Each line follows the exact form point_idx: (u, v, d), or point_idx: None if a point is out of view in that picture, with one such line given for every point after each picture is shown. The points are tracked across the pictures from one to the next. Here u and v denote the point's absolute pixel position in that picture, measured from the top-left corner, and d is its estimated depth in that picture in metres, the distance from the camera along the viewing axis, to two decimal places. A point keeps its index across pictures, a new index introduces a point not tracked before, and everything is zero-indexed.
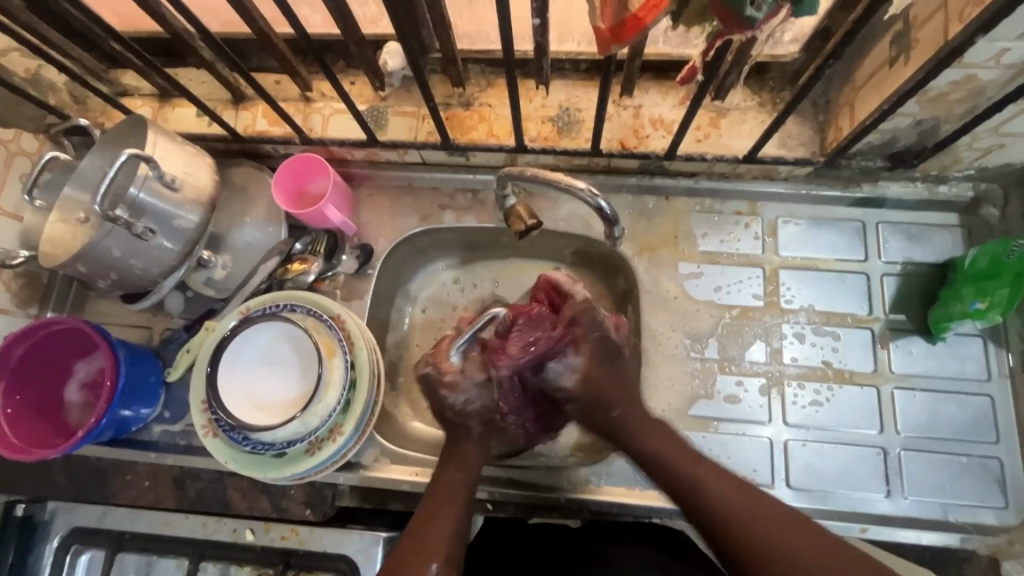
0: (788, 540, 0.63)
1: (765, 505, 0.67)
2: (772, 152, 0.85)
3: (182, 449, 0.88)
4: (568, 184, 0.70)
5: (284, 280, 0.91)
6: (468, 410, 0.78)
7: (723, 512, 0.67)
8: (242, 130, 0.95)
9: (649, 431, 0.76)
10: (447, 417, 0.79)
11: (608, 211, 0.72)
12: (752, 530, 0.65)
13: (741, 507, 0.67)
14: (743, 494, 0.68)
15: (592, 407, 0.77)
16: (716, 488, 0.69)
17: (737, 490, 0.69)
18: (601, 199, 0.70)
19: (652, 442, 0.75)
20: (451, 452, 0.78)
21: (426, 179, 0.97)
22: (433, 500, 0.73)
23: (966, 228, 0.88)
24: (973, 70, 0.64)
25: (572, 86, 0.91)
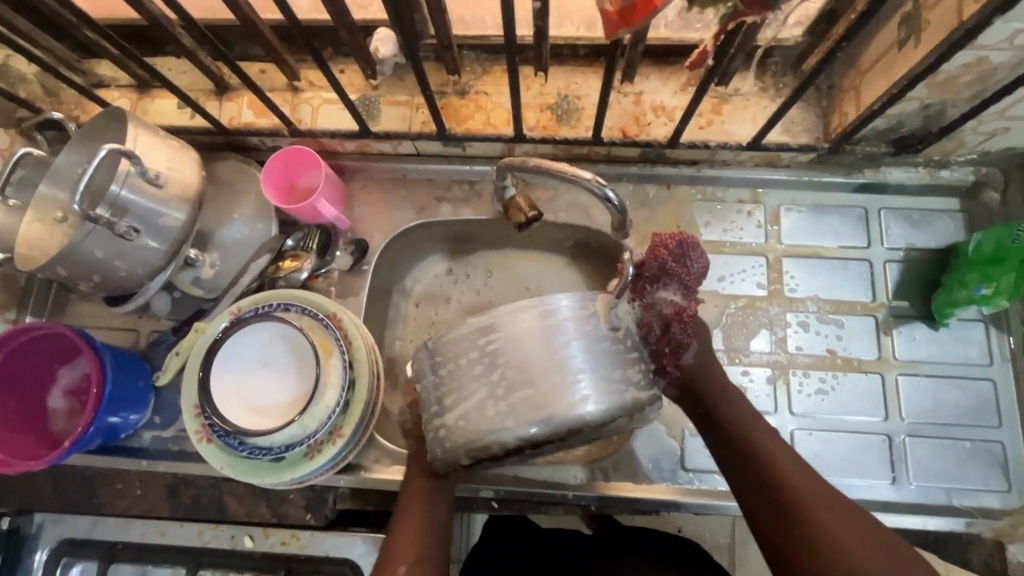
0: (793, 469, 0.67)
1: (828, 493, 0.65)
2: (775, 139, 0.84)
3: (174, 456, 0.85)
4: (574, 175, 0.66)
5: (276, 278, 0.89)
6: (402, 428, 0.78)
7: (730, 420, 0.72)
8: (227, 122, 0.91)
9: (727, 391, 0.74)
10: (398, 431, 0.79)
11: (615, 201, 0.68)
12: (799, 487, 0.65)
13: (744, 417, 0.71)
14: (745, 411, 0.73)
15: (699, 365, 0.74)
16: (726, 402, 0.73)
17: (792, 459, 0.68)
18: (608, 187, 0.66)
19: (737, 411, 0.72)
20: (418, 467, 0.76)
21: (421, 170, 0.94)
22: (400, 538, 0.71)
23: (967, 213, 0.88)
24: (985, 52, 0.63)
25: (570, 72, 0.88)
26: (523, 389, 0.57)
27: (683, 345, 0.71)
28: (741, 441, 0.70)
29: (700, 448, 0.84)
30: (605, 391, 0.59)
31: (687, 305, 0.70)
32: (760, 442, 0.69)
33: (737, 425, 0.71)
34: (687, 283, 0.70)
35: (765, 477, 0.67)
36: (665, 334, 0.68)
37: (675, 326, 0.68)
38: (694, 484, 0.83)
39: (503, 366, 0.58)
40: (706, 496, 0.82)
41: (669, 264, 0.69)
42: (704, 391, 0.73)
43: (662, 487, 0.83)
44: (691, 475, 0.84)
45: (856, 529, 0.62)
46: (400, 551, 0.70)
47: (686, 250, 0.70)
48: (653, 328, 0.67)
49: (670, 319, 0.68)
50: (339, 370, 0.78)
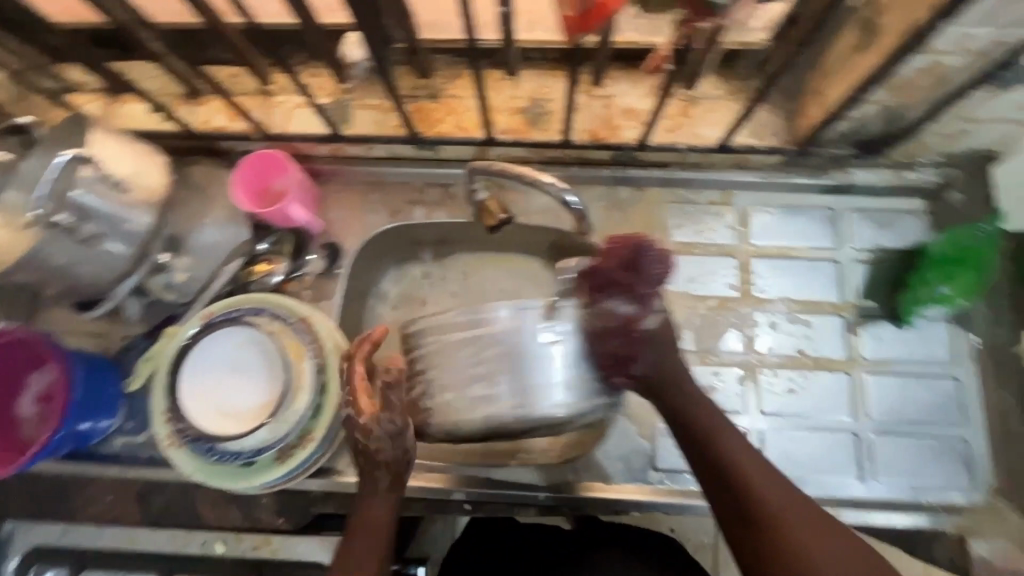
0: (760, 476, 0.64)
1: (796, 499, 0.63)
2: (743, 142, 0.85)
3: (146, 462, 0.85)
4: (535, 179, 0.71)
5: (248, 283, 0.88)
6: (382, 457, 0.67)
7: (702, 425, 0.68)
8: (199, 126, 0.92)
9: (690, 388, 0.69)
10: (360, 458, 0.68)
11: (576, 206, 0.72)
12: (766, 495, 0.63)
13: (716, 422, 0.68)
14: (714, 414, 0.69)
15: (662, 368, 0.68)
16: (697, 406, 0.69)
17: (759, 466, 0.65)
18: (568, 193, 0.71)
19: (704, 415, 0.68)
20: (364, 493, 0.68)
21: (394, 174, 0.94)
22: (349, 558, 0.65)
23: (932, 213, 0.89)
24: (937, 57, 0.64)
25: (543, 75, 0.88)
26: (490, 386, 0.65)
27: (631, 356, 0.65)
28: (707, 448, 0.67)
29: (670, 448, 0.85)
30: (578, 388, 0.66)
31: (637, 315, 0.63)
32: (727, 450, 0.66)
33: (704, 432, 0.68)
34: (638, 291, 0.63)
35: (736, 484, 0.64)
36: (610, 346, 0.64)
37: (615, 338, 0.64)
38: (665, 483, 0.84)
39: (474, 365, 0.65)
40: (674, 495, 0.83)
41: (616, 269, 0.62)
42: (671, 393, 0.69)
43: (633, 487, 0.84)
44: (661, 474, 0.85)
45: (822, 537, 0.61)
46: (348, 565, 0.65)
47: (642, 256, 0.62)
48: (597, 340, 0.64)
49: (612, 330, 0.63)
50: (309, 374, 0.78)
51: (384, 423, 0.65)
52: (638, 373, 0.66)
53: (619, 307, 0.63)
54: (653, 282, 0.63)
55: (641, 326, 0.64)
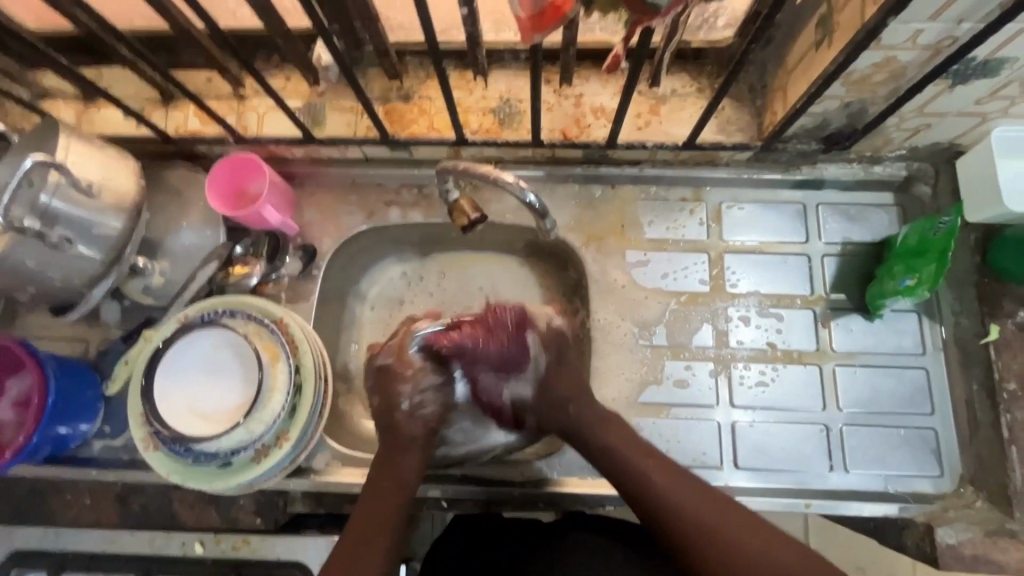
0: (686, 495, 0.69)
1: (728, 508, 0.68)
2: (711, 138, 0.86)
3: (124, 464, 0.86)
4: (497, 178, 0.73)
5: (225, 284, 0.90)
6: (420, 414, 0.76)
7: (625, 463, 0.73)
8: (173, 130, 0.91)
9: (604, 427, 0.76)
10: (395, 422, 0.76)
11: (536, 204, 0.75)
12: (698, 513, 0.67)
13: (631, 454, 0.73)
14: (635, 445, 0.74)
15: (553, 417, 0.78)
16: (618, 445, 0.74)
17: (685, 483, 0.70)
18: (528, 192, 0.73)
19: (621, 446, 0.74)
20: (387, 465, 0.74)
21: (370, 175, 0.95)
22: (361, 532, 0.70)
23: (901, 207, 0.90)
24: (891, 52, 0.65)
25: (513, 75, 0.89)
26: None
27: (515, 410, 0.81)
28: (630, 479, 0.72)
29: None
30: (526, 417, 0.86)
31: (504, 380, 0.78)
32: (651, 477, 0.71)
33: (626, 466, 0.73)
34: (494, 362, 0.76)
35: (669, 518, 0.68)
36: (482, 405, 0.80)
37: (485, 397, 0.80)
38: None
39: None
40: None
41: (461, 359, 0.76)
42: (588, 442, 0.76)
43: (607, 481, 0.84)
44: None
45: (759, 539, 0.65)
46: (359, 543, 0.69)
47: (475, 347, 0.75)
48: (472, 400, 0.80)
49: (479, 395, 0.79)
50: (285, 374, 0.79)
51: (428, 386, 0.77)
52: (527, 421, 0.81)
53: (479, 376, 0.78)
54: (513, 348, 0.76)
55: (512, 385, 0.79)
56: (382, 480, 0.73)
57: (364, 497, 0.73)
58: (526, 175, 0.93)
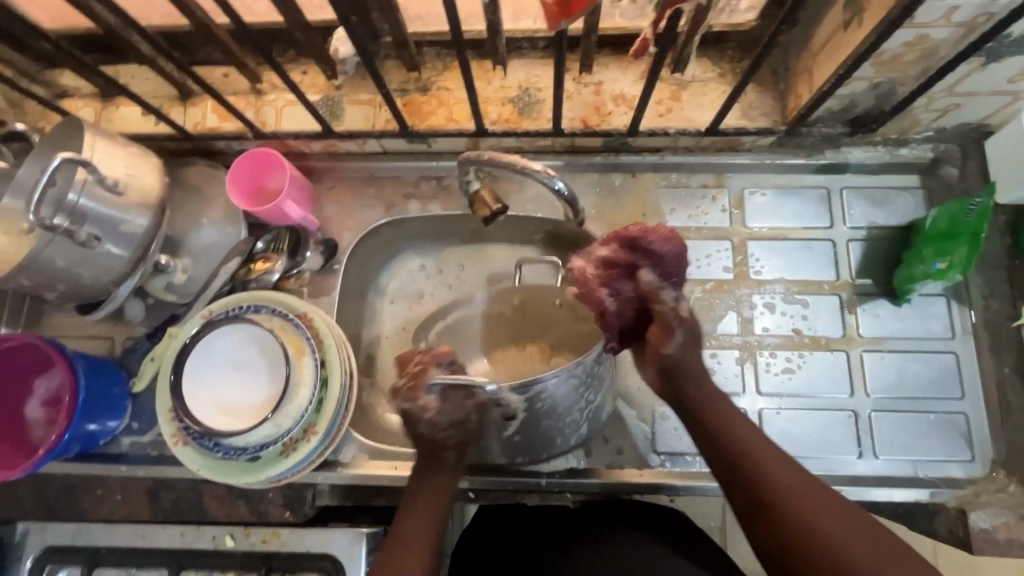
0: (769, 458, 0.65)
1: (812, 484, 0.63)
2: (734, 123, 0.85)
3: (154, 460, 0.87)
4: (524, 167, 0.73)
5: (248, 281, 0.89)
6: (446, 442, 0.73)
7: (711, 420, 0.70)
8: (192, 127, 0.91)
9: (698, 376, 0.72)
10: (423, 446, 0.74)
11: (565, 193, 0.75)
12: (778, 476, 0.64)
13: (720, 409, 0.70)
14: (723, 403, 0.71)
15: (683, 346, 0.70)
16: (708, 396, 0.71)
17: (770, 448, 0.66)
18: (557, 180, 0.73)
19: (709, 399, 0.71)
20: (424, 474, 0.74)
21: (388, 168, 0.95)
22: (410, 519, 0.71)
23: (927, 189, 0.89)
24: (924, 30, 0.64)
25: (531, 64, 0.89)
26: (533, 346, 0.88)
27: (657, 339, 0.71)
28: (711, 430, 0.69)
29: (670, 431, 0.85)
30: (580, 422, 0.79)
31: (661, 293, 0.70)
32: (734, 431, 0.68)
33: (710, 416, 0.70)
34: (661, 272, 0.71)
35: (753, 481, 0.64)
36: (602, 293, 0.70)
37: (615, 291, 0.71)
38: (666, 465, 0.84)
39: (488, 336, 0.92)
40: (678, 480, 0.82)
41: (644, 254, 0.71)
42: (681, 392, 0.71)
43: (637, 471, 0.83)
44: (662, 458, 0.84)
45: (841, 523, 0.59)
46: (409, 528, 0.70)
47: (648, 250, 0.70)
48: (592, 279, 0.71)
49: (609, 281, 0.71)
50: (312, 370, 0.79)
51: (452, 415, 0.71)
52: (670, 355, 0.71)
53: (641, 271, 0.70)
54: (677, 267, 0.71)
55: (673, 311, 0.70)
56: (407, 498, 0.74)
57: (408, 498, 0.74)
58: (545, 164, 0.93)
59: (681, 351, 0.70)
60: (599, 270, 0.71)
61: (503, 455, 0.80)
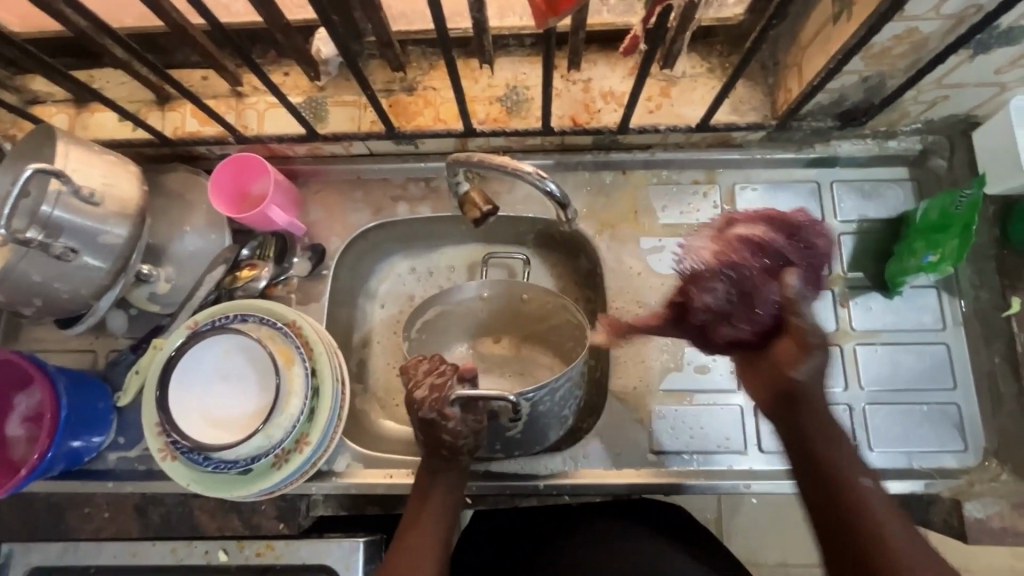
0: (884, 512, 0.59)
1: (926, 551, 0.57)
2: (724, 119, 0.85)
3: (140, 475, 0.85)
4: (516, 169, 0.71)
5: (234, 289, 0.87)
6: (462, 447, 0.71)
7: (835, 471, 0.62)
8: (171, 132, 0.89)
9: (822, 414, 0.64)
10: (440, 451, 0.72)
11: (557, 194, 0.73)
12: (891, 532, 0.58)
13: (839, 450, 0.63)
14: (841, 446, 0.64)
15: (816, 370, 0.64)
16: (827, 433, 0.64)
17: (885, 503, 0.60)
18: (547, 181, 0.71)
19: (827, 439, 0.63)
20: (434, 469, 0.73)
21: (375, 170, 0.93)
22: (417, 512, 0.71)
23: (917, 181, 0.89)
24: (914, 23, 0.64)
25: (518, 62, 0.87)
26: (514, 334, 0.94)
27: (787, 355, 0.64)
28: (822, 468, 0.62)
29: (667, 431, 0.84)
30: (565, 418, 0.81)
31: (803, 306, 0.62)
32: (848, 475, 0.61)
33: (822, 454, 0.63)
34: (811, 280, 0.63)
35: (863, 544, 0.58)
36: (739, 285, 0.64)
37: (757, 286, 0.63)
38: (663, 465, 0.83)
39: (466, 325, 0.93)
40: (676, 478, 0.81)
41: (796, 255, 0.63)
42: (800, 423, 0.64)
43: (631, 471, 0.82)
44: (659, 457, 0.83)
45: None
46: (420, 521, 0.70)
47: (801, 247, 0.64)
48: (731, 265, 0.64)
49: (749, 275, 0.63)
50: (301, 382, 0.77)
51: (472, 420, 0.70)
52: (794, 378, 0.64)
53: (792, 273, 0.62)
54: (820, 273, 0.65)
55: (811, 328, 0.62)
56: (417, 496, 0.73)
57: (418, 488, 0.73)
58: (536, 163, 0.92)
59: (807, 375, 0.64)
60: (745, 263, 0.64)
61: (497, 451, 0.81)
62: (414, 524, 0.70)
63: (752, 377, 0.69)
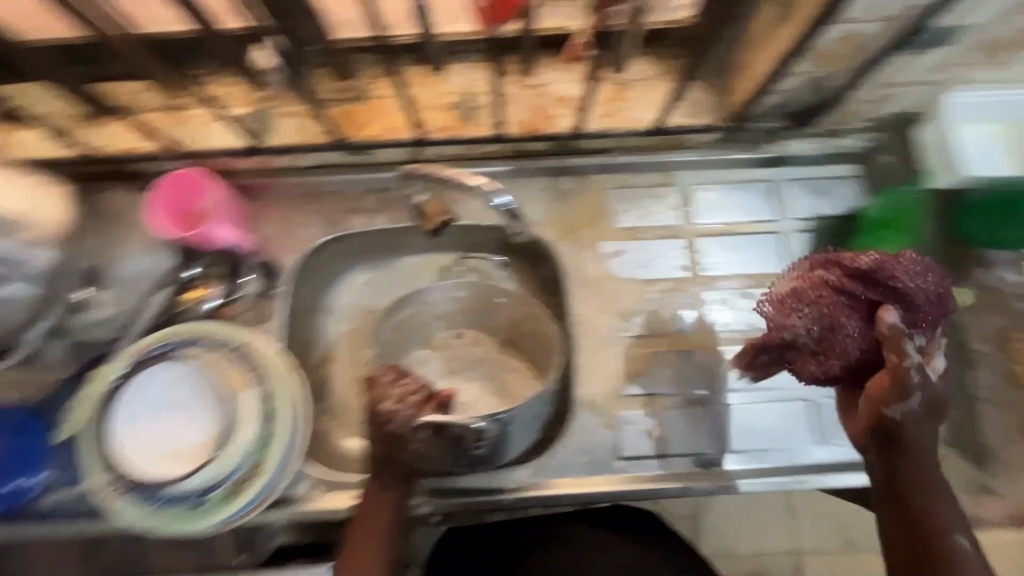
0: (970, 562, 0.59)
1: None
2: (678, 122, 0.90)
3: (82, 515, 0.79)
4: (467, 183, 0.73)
5: (180, 312, 0.82)
6: (416, 467, 0.71)
7: (920, 511, 0.61)
8: (105, 146, 0.86)
9: (924, 459, 0.63)
10: (399, 471, 0.71)
11: (509, 208, 0.74)
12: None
13: (933, 493, 0.62)
14: (937, 491, 0.62)
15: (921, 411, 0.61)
16: (924, 477, 0.62)
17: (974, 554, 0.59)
18: (501, 195, 0.73)
19: (926, 481, 0.62)
20: (380, 481, 0.72)
21: (329, 182, 0.89)
22: (361, 528, 0.70)
23: (865, 177, 0.90)
24: (855, 25, 0.65)
25: (471, 70, 0.90)
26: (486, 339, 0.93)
27: (883, 392, 0.61)
28: (914, 507, 0.61)
29: (632, 436, 0.82)
30: (528, 430, 0.80)
31: (903, 339, 0.58)
32: (941, 517, 0.61)
33: (918, 493, 0.62)
34: (910, 319, 0.65)
35: None
36: (823, 319, 0.67)
37: (843, 320, 0.66)
38: (630, 471, 0.80)
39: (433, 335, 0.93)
40: (645, 481, 0.79)
41: (897, 291, 0.64)
42: (898, 464, 0.63)
43: (602, 478, 0.80)
44: (627, 462, 0.81)
45: None
46: (364, 530, 0.70)
47: (903, 285, 0.65)
48: (815, 297, 0.68)
49: (839, 307, 0.66)
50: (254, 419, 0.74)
51: (433, 446, 0.69)
52: (891, 418, 0.61)
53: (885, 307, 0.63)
54: (934, 318, 0.65)
55: (914, 368, 0.58)
56: (364, 502, 0.72)
57: (360, 500, 0.72)
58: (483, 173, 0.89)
59: (908, 415, 0.61)
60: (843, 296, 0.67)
61: (459, 467, 0.76)
62: (357, 538, 0.70)
63: (852, 423, 0.67)
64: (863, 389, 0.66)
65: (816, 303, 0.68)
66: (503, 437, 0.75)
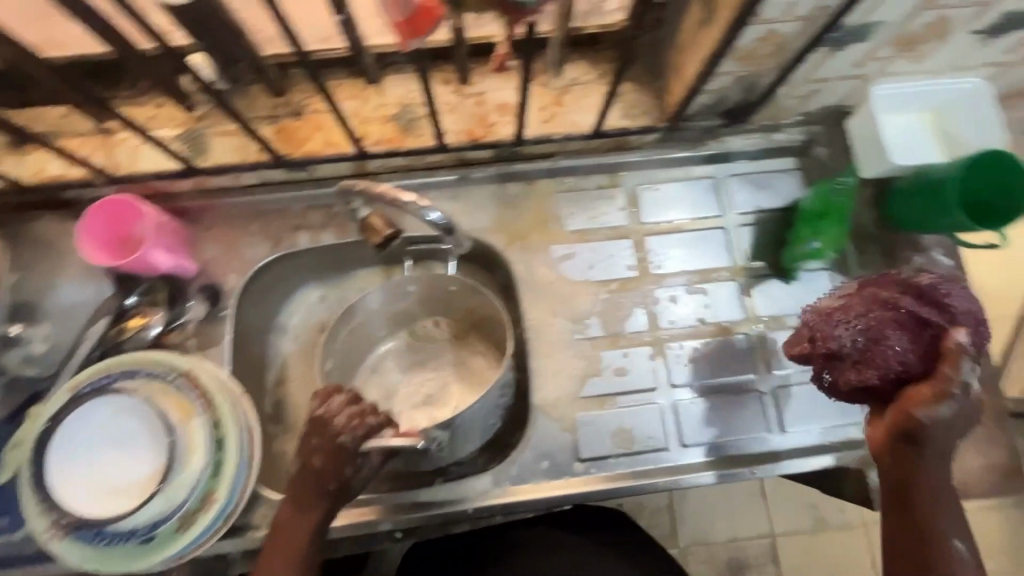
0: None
1: None
2: (616, 124, 0.90)
3: (27, 560, 0.76)
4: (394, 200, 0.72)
5: (122, 342, 0.80)
6: (355, 481, 0.69)
7: (938, 543, 0.59)
8: (32, 176, 0.83)
9: (948, 489, 0.60)
10: (333, 490, 0.68)
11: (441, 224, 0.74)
12: None
13: (950, 525, 0.59)
14: (954, 521, 0.60)
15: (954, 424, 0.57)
16: (945, 504, 0.59)
17: None
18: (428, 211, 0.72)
19: (946, 511, 0.59)
20: (297, 492, 0.69)
21: (271, 200, 0.87)
22: (274, 540, 0.69)
23: (804, 169, 0.92)
24: (772, 26, 0.68)
25: (408, 79, 0.89)
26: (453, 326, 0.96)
27: (926, 402, 0.57)
28: (932, 538, 0.59)
29: (592, 437, 0.82)
30: (484, 429, 0.83)
31: (963, 358, 0.57)
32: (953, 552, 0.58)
33: (937, 522, 0.59)
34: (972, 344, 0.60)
35: None
36: (871, 327, 0.62)
37: (892, 332, 0.61)
38: (592, 471, 0.82)
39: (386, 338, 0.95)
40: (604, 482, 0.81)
41: (954, 311, 0.60)
42: (927, 490, 0.59)
43: (560, 482, 0.81)
44: (587, 464, 0.82)
45: None
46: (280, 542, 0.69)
47: (962, 303, 0.61)
48: (866, 309, 0.63)
49: (885, 317, 0.62)
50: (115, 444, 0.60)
51: (378, 461, 0.70)
52: (924, 428, 0.57)
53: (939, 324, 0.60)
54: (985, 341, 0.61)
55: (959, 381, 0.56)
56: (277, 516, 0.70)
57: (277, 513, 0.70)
58: (412, 184, 0.89)
59: (941, 427, 0.57)
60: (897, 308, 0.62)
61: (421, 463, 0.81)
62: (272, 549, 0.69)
63: (870, 430, 0.63)
64: (889, 401, 0.61)
65: (863, 312, 0.63)
66: (455, 439, 0.79)
